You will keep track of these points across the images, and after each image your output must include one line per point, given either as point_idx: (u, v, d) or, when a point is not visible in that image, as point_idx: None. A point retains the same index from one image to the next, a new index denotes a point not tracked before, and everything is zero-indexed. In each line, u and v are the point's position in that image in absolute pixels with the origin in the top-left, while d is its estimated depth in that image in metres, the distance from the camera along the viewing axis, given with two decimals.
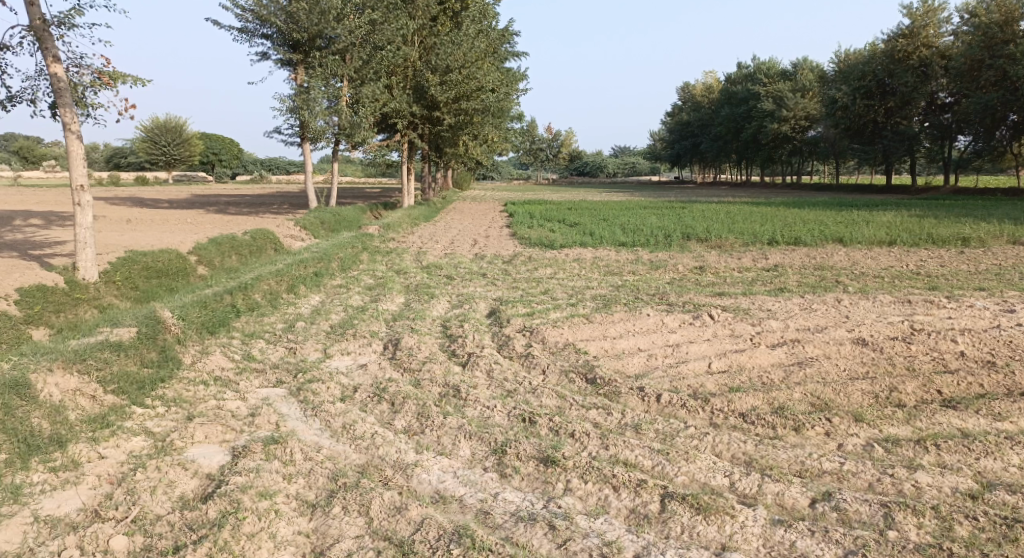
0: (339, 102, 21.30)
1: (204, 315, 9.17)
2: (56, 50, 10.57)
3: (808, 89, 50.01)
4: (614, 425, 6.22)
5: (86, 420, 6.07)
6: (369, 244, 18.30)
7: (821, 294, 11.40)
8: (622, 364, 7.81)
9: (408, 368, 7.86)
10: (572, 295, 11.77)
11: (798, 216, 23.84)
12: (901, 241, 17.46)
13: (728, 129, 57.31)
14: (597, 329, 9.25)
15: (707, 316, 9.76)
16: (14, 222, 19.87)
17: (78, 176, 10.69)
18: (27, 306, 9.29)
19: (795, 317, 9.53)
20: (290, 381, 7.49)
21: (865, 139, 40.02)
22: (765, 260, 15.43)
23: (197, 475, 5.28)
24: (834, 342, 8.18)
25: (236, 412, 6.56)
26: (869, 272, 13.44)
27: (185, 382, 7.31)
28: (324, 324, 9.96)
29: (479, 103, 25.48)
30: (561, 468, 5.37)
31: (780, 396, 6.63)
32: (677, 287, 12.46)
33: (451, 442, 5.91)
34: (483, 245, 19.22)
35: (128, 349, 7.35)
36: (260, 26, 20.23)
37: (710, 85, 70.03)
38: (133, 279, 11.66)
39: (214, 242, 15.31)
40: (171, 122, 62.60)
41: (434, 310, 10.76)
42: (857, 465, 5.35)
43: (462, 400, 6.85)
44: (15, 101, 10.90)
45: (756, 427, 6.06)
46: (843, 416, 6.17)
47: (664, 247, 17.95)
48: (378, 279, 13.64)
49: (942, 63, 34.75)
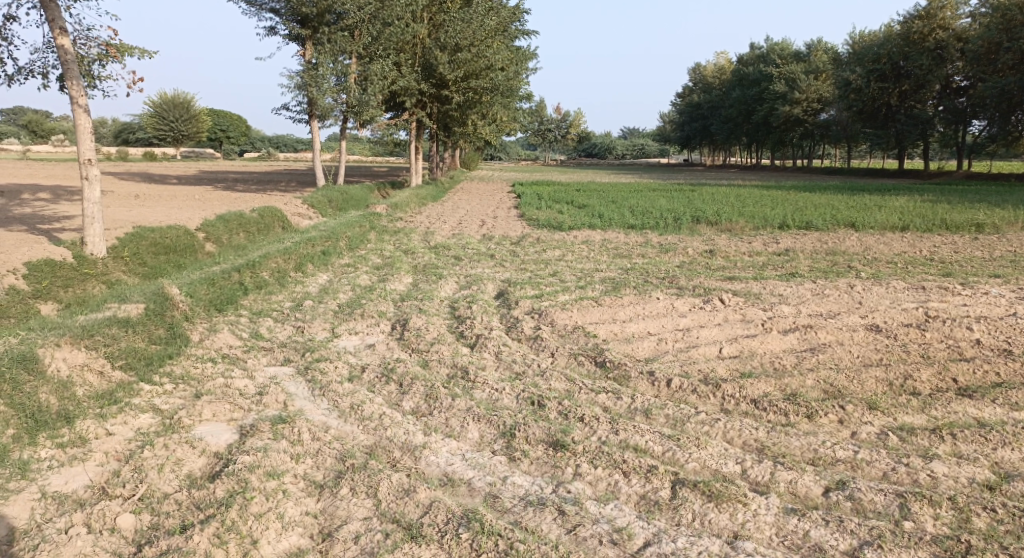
0: (348, 78, 21.15)
1: (211, 292, 9.13)
2: (63, 21, 10.46)
3: (821, 71, 49.42)
4: (624, 409, 6.17)
5: (94, 396, 6.05)
6: (377, 223, 18.22)
7: (833, 279, 11.29)
8: (632, 347, 7.75)
9: (417, 349, 7.82)
10: (580, 278, 11.68)
11: (809, 199, 23.61)
12: (914, 226, 17.27)
13: (739, 111, 56.73)
14: (606, 312, 9.19)
15: (717, 300, 9.66)
16: (22, 196, 19.84)
17: (85, 150, 10.63)
18: (35, 280, 9.27)
19: (807, 303, 9.43)
20: (298, 360, 7.45)
21: (878, 123, 39.55)
22: (775, 244, 15.29)
23: (204, 453, 5.24)
24: (847, 328, 8.09)
25: (243, 391, 6.53)
26: (881, 257, 13.31)
27: (193, 359, 7.28)
28: (332, 303, 9.91)
29: (488, 82, 25.26)
30: (571, 453, 5.33)
31: (792, 382, 6.56)
32: (687, 270, 12.36)
33: (459, 424, 5.86)
34: (491, 225, 19.12)
35: (137, 325, 7.33)
36: (269, 1, 20.06)
37: (721, 65, 69.23)
38: (141, 255, 11.63)
39: (222, 219, 15.27)
40: (180, 98, 62.44)
41: (441, 290, 10.69)
42: (871, 454, 5.28)
43: (470, 381, 6.81)
44: (22, 73, 10.83)
45: (768, 414, 6.00)
46: (856, 404, 6.10)
47: (673, 230, 17.80)
48: (386, 259, 13.57)
49: (958, 45, 34.13)
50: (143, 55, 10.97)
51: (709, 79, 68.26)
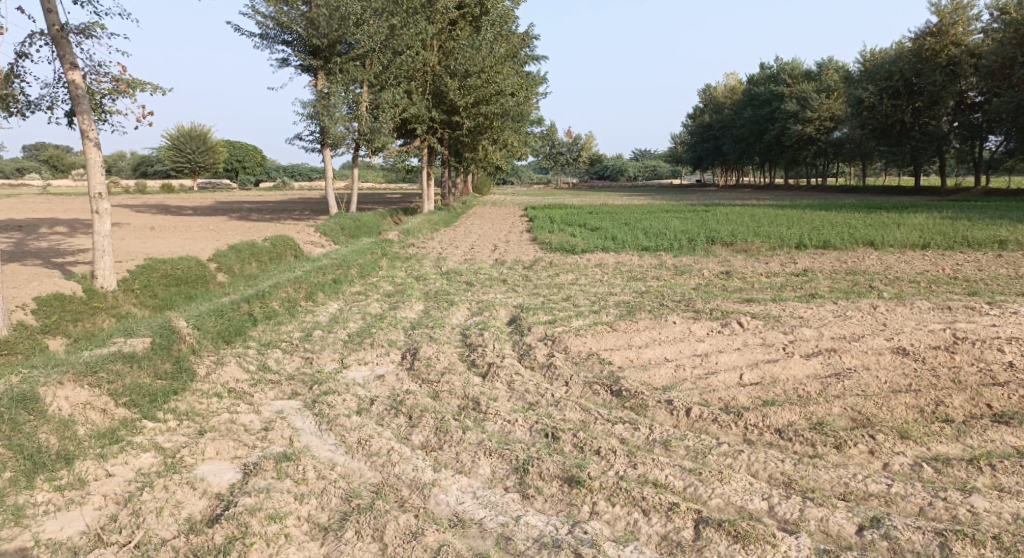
0: (359, 107, 21.19)
1: (220, 324, 8.98)
2: (74, 56, 10.49)
3: (833, 89, 49.23)
4: (642, 441, 5.92)
5: (95, 436, 5.88)
6: (388, 250, 18.11)
7: (855, 300, 10.99)
8: (649, 375, 7.49)
9: (427, 379, 7.61)
10: (594, 302, 11.45)
11: (827, 218, 23.29)
12: (935, 244, 16.96)
13: (751, 131, 56.58)
14: (622, 337, 8.94)
15: (736, 323, 9.40)
16: (39, 230, 19.97)
17: (95, 184, 10.57)
18: (44, 315, 9.17)
19: (829, 325, 9.15)
20: (307, 393, 7.26)
21: (893, 140, 39.16)
22: (793, 265, 14.99)
23: (205, 495, 5.05)
24: (873, 352, 7.82)
25: (249, 427, 6.34)
26: (903, 276, 13.01)
27: (198, 394, 7.11)
28: (342, 333, 9.74)
29: (499, 107, 25.28)
30: (587, 489, 5.09)
31: (818, 410, 6.28)
32: (703, 293, 12.10)
33: (470, 459, 5.64)
34: (502, 250, 18.98)
35: (142, 360, 7.17)
36: (281, 33, 20.19)
37: (732, 86, 69.19)
38: (152, 287, 11.56)
39: (234, 249, 15.20)
40: (196, 130, 63.27)
41: (453, 317, 10.50)
42: (906, 488, 5.01)
43: (482, 413, 6.58)
44: (34, 109, 10.86)
45: (794, 445, 5.72)
46: (887, 432, 5.81)
47: (688, 251, 17.56)
48: (397, 286, 13.42)
49: (971, 61, 33.79)
50: (154, 89, 10.99)
51: (720, 99, 68.22)
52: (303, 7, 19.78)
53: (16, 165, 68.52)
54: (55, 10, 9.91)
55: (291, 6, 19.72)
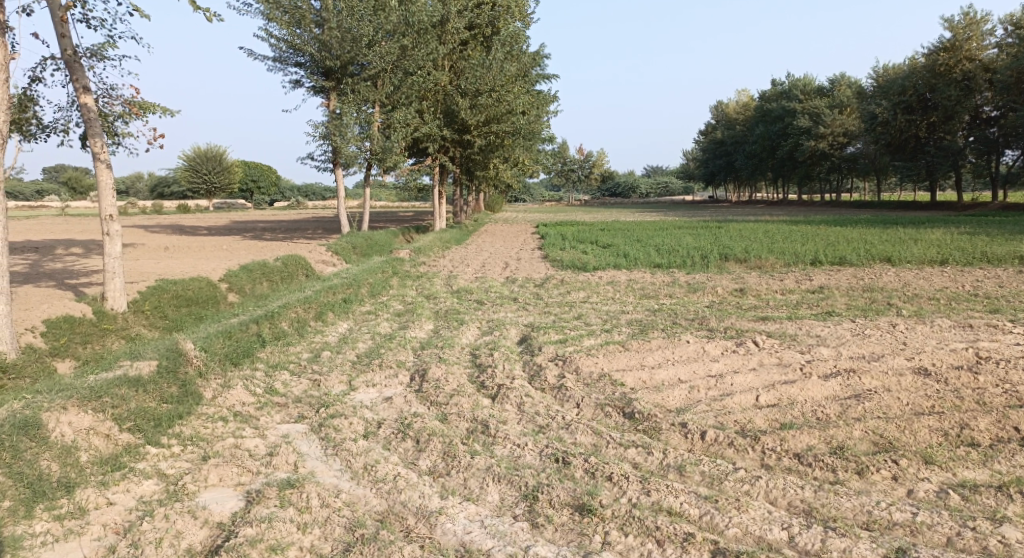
0: (371, 127, 21.25)
1: (227, 345, 8.89)
2: (86, 80, 10.54)
3: (846, 105, 49.00)
4: (655, 466, 5.75)
5: (97, 462, 5.79)
6: (399, 269, 18.05)
7: (873, 318, 10.79)
8: (662, 396, 7.31)
9: (435, 402, 7.47)
10: (606, 321, 11.30)
11: (842, 234, 23.07)
12: (954, 260, 16.71)
13: (763, 147, 56.39)
14: (634, 357, 8.78)
15: (751, 342, 9.22)
16: (55, 251, 20.10)
17: (107, 206, 10.55)
18: (53, 337, 9.13)
19: (847, 344, 8.95)
20: (313, 417, 7.13)
21: (907, 155, 38.82)
22: (809, 282, 14.79)
23: (206, 525, 4.96)
24: (893, 373, 7.64)
25: (253, 452, 6.23)
26: (922, 293, 12.78)
27: (204, 418, 7.02)
28: (350, 353, 9.63)
29: (510, 126, 25.31)
30: (599, 518, 4.93)
31: (838, 434, 6.09)
32: (717, 311, 11.92)
33: (478, 486, 5.49)
34: (514, 268, 18.89)
35: (148, 384, 7.08)
36: (294, 55, 20.34)
37: (744, 102, 69.13)
38: (162, 308, 11.54)
39: (246, 269, 15.19)
40: (212, 151, 63.95)
41: (463, 337, 10.38)
42: (932, 516, 4.82)
43: (491, 436, 6.44)
44: (47, 132, 10.91)
45: (814, 470, 5.53)
46: (911, 457, 5.61)
47: (701, 268, 17.38)
48: (407, 305, 13.34)
49: (986, 76, 33.60)
50: (165, 112, 11.01)
51: (733, 115, 68.09)
52: (316, 29, 20.00)
53: (35, 186, 69.39)
54: (68, 35, 9.96)
55: (304, 29, 19.93)
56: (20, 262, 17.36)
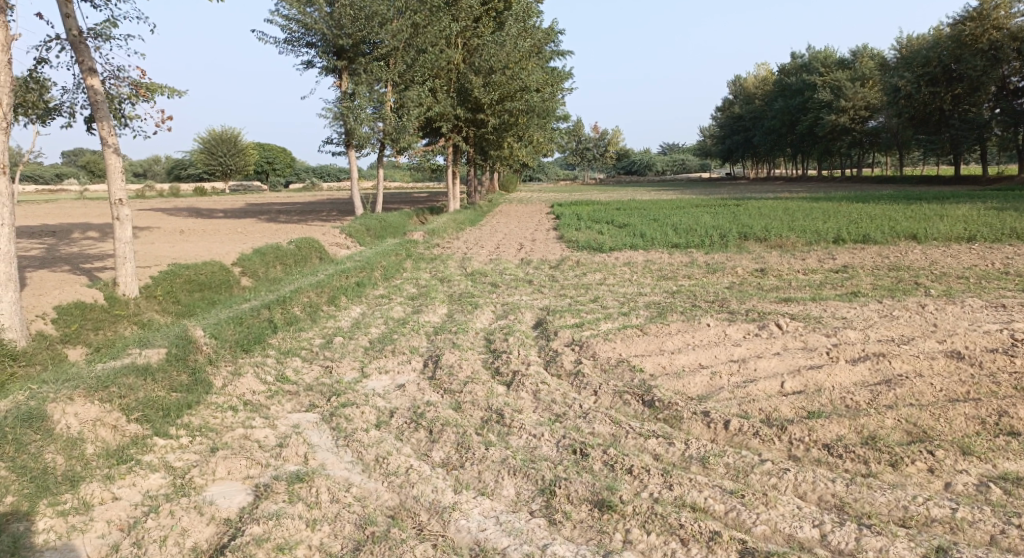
0: (384, 106, 20.92)
1: (239, 332, 8.72)
2: (92, 62, 10.33)
3: (868, 77, 47.80)
4: (677, 458, 5.54)
5: (103, 455, 5.65)
6: (413, 251, 17.84)
7: (901, 299, 10.45)
8: (683, 383, 7.06)
9: (449, 390, 7.28)
10: (624, 303, 11.01)
11: (864, 210, 22.56)
12: (981, 236, 16.26)
13: (782, 122, 55.41)
14: (653, 342, 8.52)
15: (773, 325, 8.94)
16: (71, 235, 20.07)
17: (116, 190, 10.34)
18: (64, 324, 9.00)
19: (875, 327, 8.66)
20: (324, 405, 6.95)
21: (931, 128, 37.91)
22: (832, 261, 14.41)
23: (212, 522, 4.85)
24: (925, 357, 7.36)
25: (263, 443, 6.07)
26: (950, 272, 12.39)
27: (213, 408, 6.86)
28: (363, 339, 9.45)
29: (524, 103, 24.89)
30: (619, 515, 4.71)
31: (869, 422, 5.83)
32: (738, 292, 11.60)
33: (493, 479, 5.30)
34: (529, 249, 18.63)
35: (157, 373, 6.92)
36: (305, 35, 19.97)
37: (763, 76, 67.87)
38: (174, 293, 11.41)
39: (259, 252, 15.03)
40: (228, 133, 64.04)
41: (477, 321, 10.16)
42: (973, 512, 4.57)
43: (506, 426, 6.23)
44: (53, 115, 10.76)
45: (844, 462, 5.28)
46: (947, 448, 5.35)
47: (720, 248, 17.01)
48: (421, 289, 13.13)
49: (1015, 45, 32.53)
50: (173, 92, 10.82)
51: (751, 90, 66.91)
52: (326, 7, 19.52)
53: (54, 170, 69.87)
54: (72, 16, 9.77)
55: (315, 8, 19.48)
56: (36, 246, 17.33)
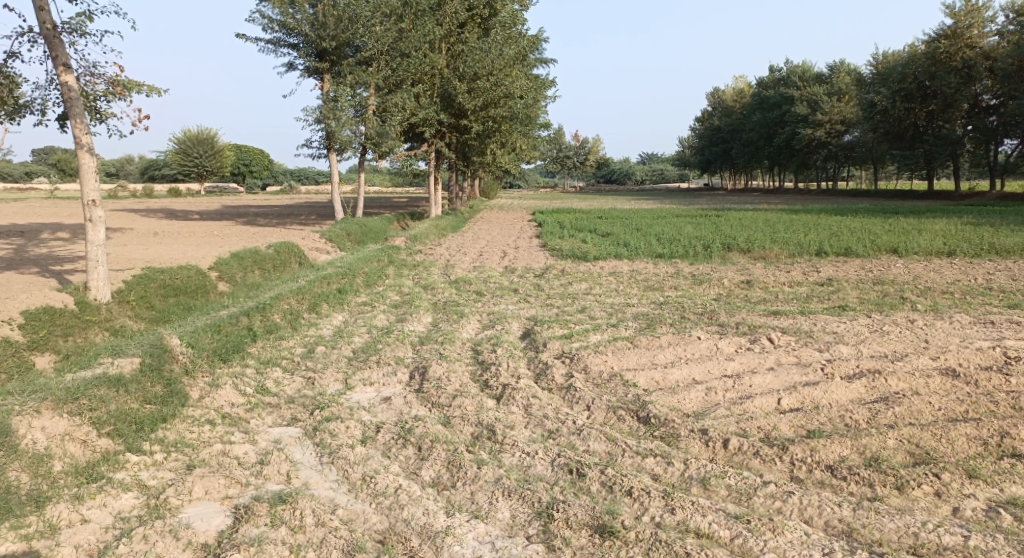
0: (366, 111, 20.62)
1: (216, 340, 8.37)
2: (67, 57, 9.95)
3: (845, 92, 48.39)
4: (677, 478, 5.40)
5: (71, 472, 5.33)
6: (395, 257, 17.56)
7: (889, 314, 10.39)
8: (678, 399, 6.86)
9: (436, 403, 7.03)
10: (611, 314, 10.83)
11: (844, 223, 22.68)
12: (961, 251, 16.36)
13: (760, 134, 55.93)
14: (645, 355, 8.33)
15: (765, 339, 8.80)
16: (40, 236, 19.42)
17: (89, 191, 9.95)
18: (32, 330, 8.60)
19: (868, 342, 8.55)
20: (306, 420, 6.66)
21: (905, 144, 38.24)
22: (816, 273, 14.40)
23: (189, 547, 4.61)
24: (920, 375, 7.25)
25: (243, 460, 5.78)
26: (935, 287, 12.40)
27: (189, 421, 6.53)
28: (346, 349, 9.16)
29: (507, 110, 24.71)
30: (622, 542, 4.63)
31: (872, 443, 5.73)
32: (726, 304, 11.48)
33: (487, 501, 5.13)
34: (512, 257, 18.41)
35: (131, 384, 6.59)
36: (287, 37, 19.61)
37: (741, 89, 68.52)
38: (149, 298, 11.03)
39: (236, 256, 14.64)
40: (204, 134, 63.07)
41: (463, 331, 9.92)
42: (986, 540, 4.60)
43: (498, 443, 6.00)
44: (25, 112, 10.37)
45: (849, 485, 5.23)
46: (953, 471, 5.32)
47: (704, 259, 16.95)
48: (404, 296, 12.86)
49: (987, 64, 33.12)
50: (152, 91, 10.46)
51: (729, 103, 67.46)
52: (309, 9, 19.22)
53: (25, 168, 68.30)
54: (46, 9, 9.39)
55: (298, 9, 19.13)
56: (4, 247, 16.75)
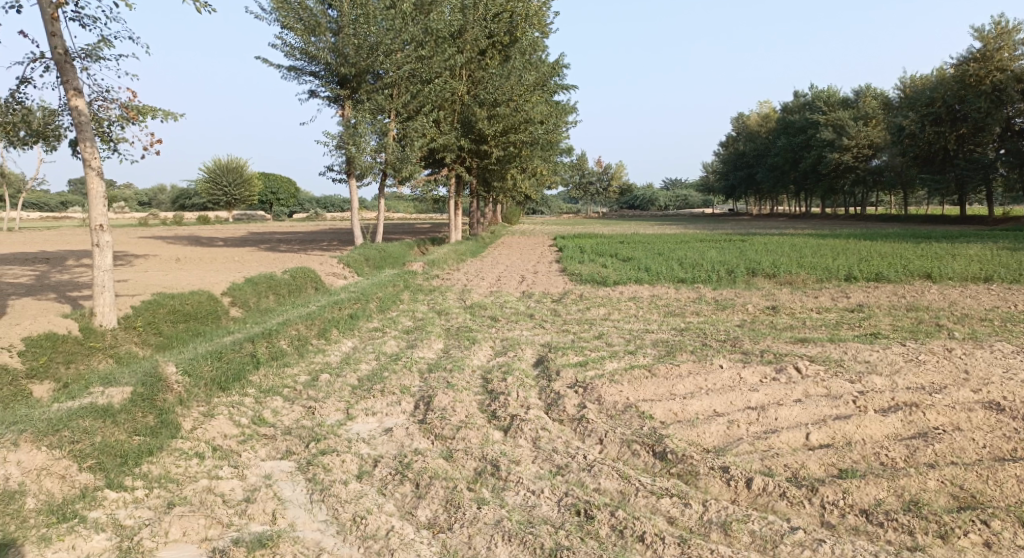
0: (386, 137, 20.50)
1: (217, 368, 8.02)
2: (78, 81, 9.84)
3: (871, 116, 47.72)
4: (695, 522, 4.93)
5: (44, 511, 5.03)
6: (411, 282, 17.25)
7: (924, 342, 9.78)
8: (698, 433, 6.37)
9: (440, 435, 6.60)
10: (629, 341, 10.35)
11: (873, 248, 21.94)
12: (999, 276, 15.64)
13: (785, 159, 55.22)
14: (663, 385, 7.83)
15: (792, 369, 8.28)
16: (63, 262, 19.42)
17: (96, 215, 9.73)
18: (32, 357, 8.35)
19: (903, 372, 7.99)
20: (301, 453, 6.29)
21: (936, 167, 37.43)
22: (846, 299, 13.81)
23: None
24: (962, 408, 6.68)
25: (228, 497, 5.42)
26: (972, 314, 11.76)
27: (177, 454, 6.18)
28: (351, 377, 8.77)
29: (528, 135, 24.47)
30: None
31: (910, 484, 5.21)
32: (750, 331, 10.95)
33: (485, 546, 4.72)
34: (530, 282, 18.06)
35: (119, 414, 6.26)
36: (308, 64, 19.59)
37: (765, 114, 68.09)
38: (157, 324, 10.78)
39: (250, 281, 14.42)
40: (233, 162, 63.95)
41: (474, 358, 9.53)
42: None
43: (501, 480, 5.57)
44: (37, 138, 10.30)
45: (885, 533, 4.76)
46: (1004, 518, 4.81)
47: (728, 284, 16.40)
48: (417, 322, 12.50)
49: (1019, 86, 32.17)
50: (166, 116, 10.35)
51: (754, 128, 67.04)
52: (331, 37, 19.24)
53: (60, 198, 69.61)
54: (58, 34, 9.31)
55: (320, 37, 19.13)
56: (26, 273, 16.77)
